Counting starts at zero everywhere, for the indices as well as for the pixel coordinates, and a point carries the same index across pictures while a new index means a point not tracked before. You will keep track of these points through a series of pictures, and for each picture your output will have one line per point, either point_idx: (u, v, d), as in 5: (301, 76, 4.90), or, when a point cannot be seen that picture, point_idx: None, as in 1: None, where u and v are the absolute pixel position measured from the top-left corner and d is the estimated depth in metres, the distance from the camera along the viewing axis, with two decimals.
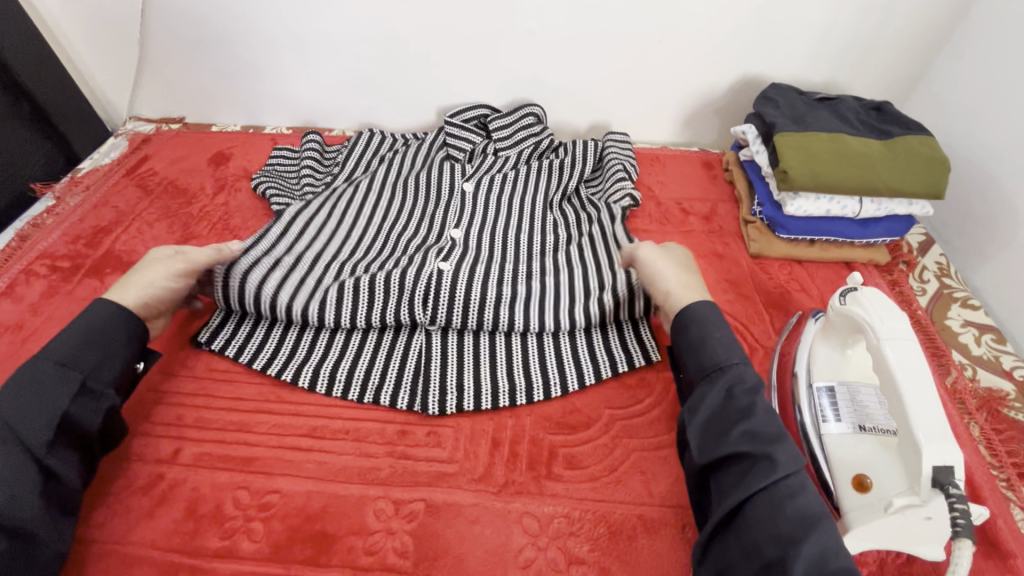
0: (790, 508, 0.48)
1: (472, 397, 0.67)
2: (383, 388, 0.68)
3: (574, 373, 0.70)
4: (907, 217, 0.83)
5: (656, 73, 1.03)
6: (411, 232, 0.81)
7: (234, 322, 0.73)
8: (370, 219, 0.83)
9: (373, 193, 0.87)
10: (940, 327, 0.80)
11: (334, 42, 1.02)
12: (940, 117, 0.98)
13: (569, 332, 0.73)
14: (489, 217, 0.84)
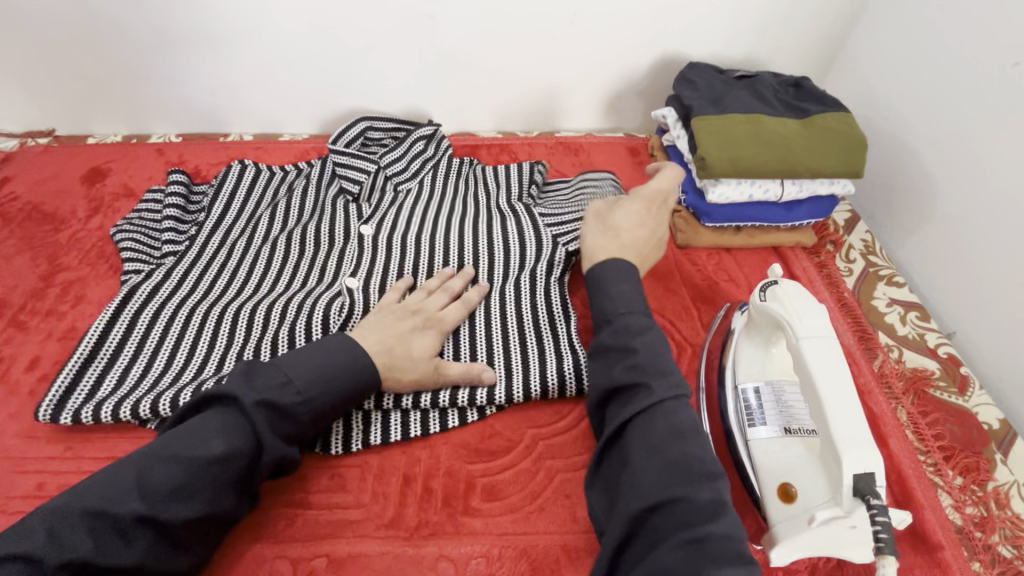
0: (662, 426, 0.46)
1: (380, 427, 0.61)
2: None
3: (490, 386, 0.63)
4: (830, 196, 0.80)
5: (574, 56, 0.98)
6: (304, 283, 0.74)
7: (98, 371, 0.64)
8: (254, 278, 0.74)
9: (255, 247, 0.78)
10: (867, 308, 0.79)
11: (217, 35, 0.92)
12: (860, 90, 0.96)
13: (489, 346, 0.67)
14: (391, 260, 0.76)
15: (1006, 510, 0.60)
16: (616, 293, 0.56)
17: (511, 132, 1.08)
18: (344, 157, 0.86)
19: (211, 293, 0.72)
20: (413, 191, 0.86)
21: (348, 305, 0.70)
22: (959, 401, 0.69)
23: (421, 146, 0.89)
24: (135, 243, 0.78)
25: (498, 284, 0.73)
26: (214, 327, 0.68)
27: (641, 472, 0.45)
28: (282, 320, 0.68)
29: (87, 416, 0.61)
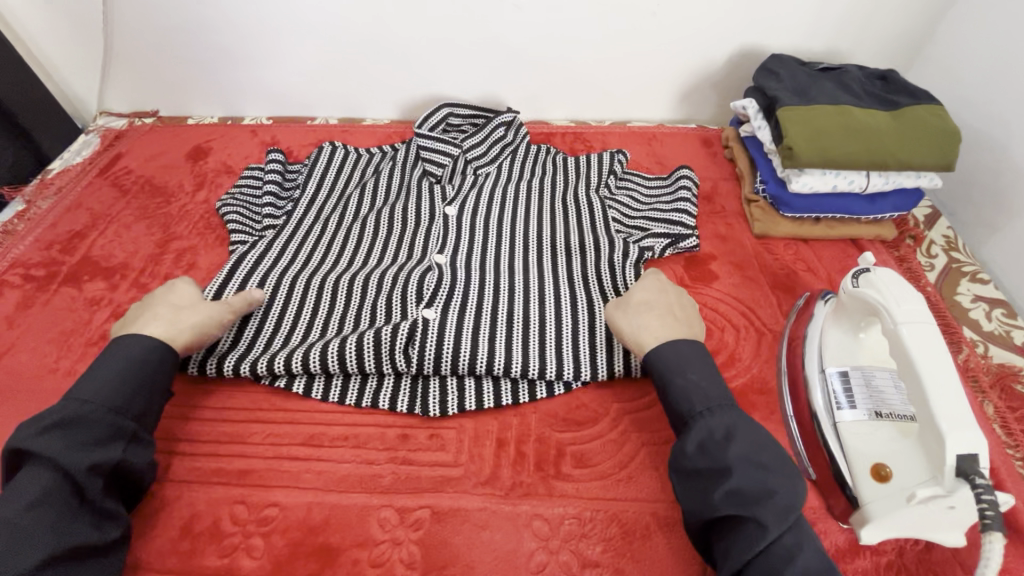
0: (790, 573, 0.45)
1: (474, 393, 0.65)
2: (381, 392, 0.66)
3: (574, 366, 0.66)
4: (915, 190, 0.79)
5: (652, 47, 0.99)
6: (394, 259, 0.78)
7: None
8: (348, 253, 0.78)
9: (345, 225, 0.82)
10: (950, 303, 0.78)
11: (313, 24, 0.97)
12: (946, 85, 0.95)
13: (573, 320, 0.70)
14: (475, 242, 0.79)
15: None
16: (683, 383, 0.56)
17: (583, 122, 1.10)
18: (427, 141, 0.91)
19: (311, 266, 0.76)
20: (492, 175, 0.89)
21: (441, 277, 0.73)
22: None
23: (501, 133, 0.91)
24: (241, 216, 0.83)
25: (578, 263, 0.76)
26: (316, 293, 0.72)
27: (747, 530, 0.48)
28: (380, 289, 0.72)
29: (212, 369, 0.66)
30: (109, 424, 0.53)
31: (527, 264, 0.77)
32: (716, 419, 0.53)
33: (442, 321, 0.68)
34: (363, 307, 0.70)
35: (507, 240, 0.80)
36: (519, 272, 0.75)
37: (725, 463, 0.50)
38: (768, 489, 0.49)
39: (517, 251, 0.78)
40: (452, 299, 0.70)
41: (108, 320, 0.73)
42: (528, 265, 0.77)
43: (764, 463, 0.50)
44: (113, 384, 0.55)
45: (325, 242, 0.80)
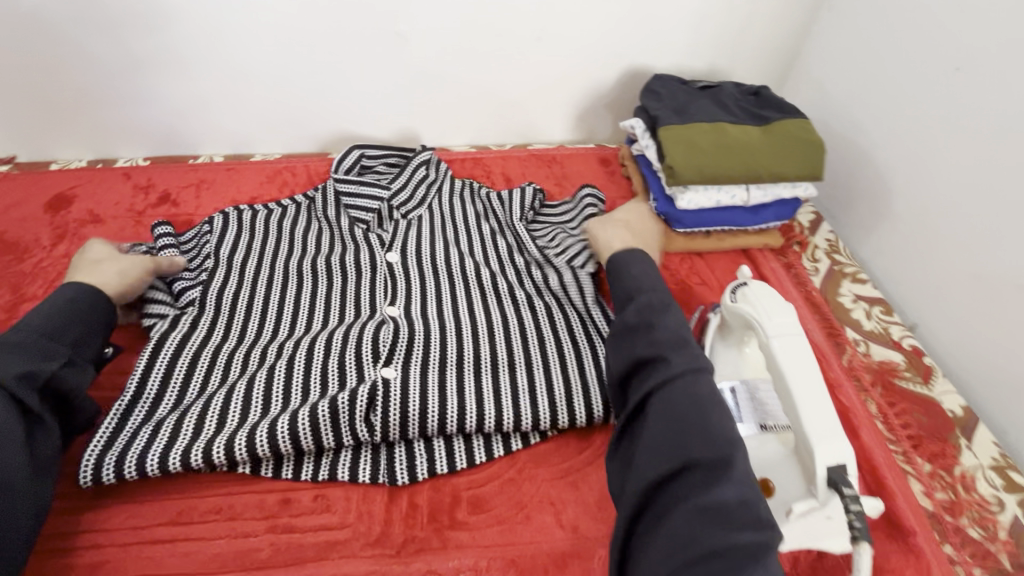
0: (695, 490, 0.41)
1: (426, 458, 0.61)
2: (338, 468, 0.60)
3: (536, 412, 0.63)
4: (793, 200, 0.83)
5: (542, 70, 1.00)
6: (343, 315, 0.73)
7: (133, 422, 0.60)
8: (285, 314, 0.72)
9: (274, 282, 0.75)
10: (833, 304, 0.82)
11: (185, 58, 0.92)
12: (815, 98, 1.01)
13: (529, 369, 0.66)
14: (428, 286, 0.76)
15: (973, 493, 0.62)
16: (628, 274, 0.60)
17: (484, 146, 1.09)
18: (350, 188, 0.86)
19: (244, 338, 0.69)
20: (426, 218, 0.86)
21: (397, 329, 0.69)
22: (924, 390, 0.72)
23: (423, 172, 0.90)
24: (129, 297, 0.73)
25: (524, 309, 0.73)
26: (247, 367, 0.65)
27: (672, 439, 0.44)
28: (327, 349, 0.67)
29: (132, 471, 0.56)
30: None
31: (481, 309, 0.73)
32: (662, 333, 0.51)
33: (404, 376, 0.64)
34: (311, 371, 0.64)
35: (458, 287, 0.76)
36: (475, 319, 0.72)
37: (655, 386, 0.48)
38: (702, 413, 0.45)
39: (468, 296, 0.75)
40: (412, 354, 0.66)
41: None
42: (481, 310, 0.73)
43: (708, 396, 0.47)
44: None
45: (255, 301, 0.73)
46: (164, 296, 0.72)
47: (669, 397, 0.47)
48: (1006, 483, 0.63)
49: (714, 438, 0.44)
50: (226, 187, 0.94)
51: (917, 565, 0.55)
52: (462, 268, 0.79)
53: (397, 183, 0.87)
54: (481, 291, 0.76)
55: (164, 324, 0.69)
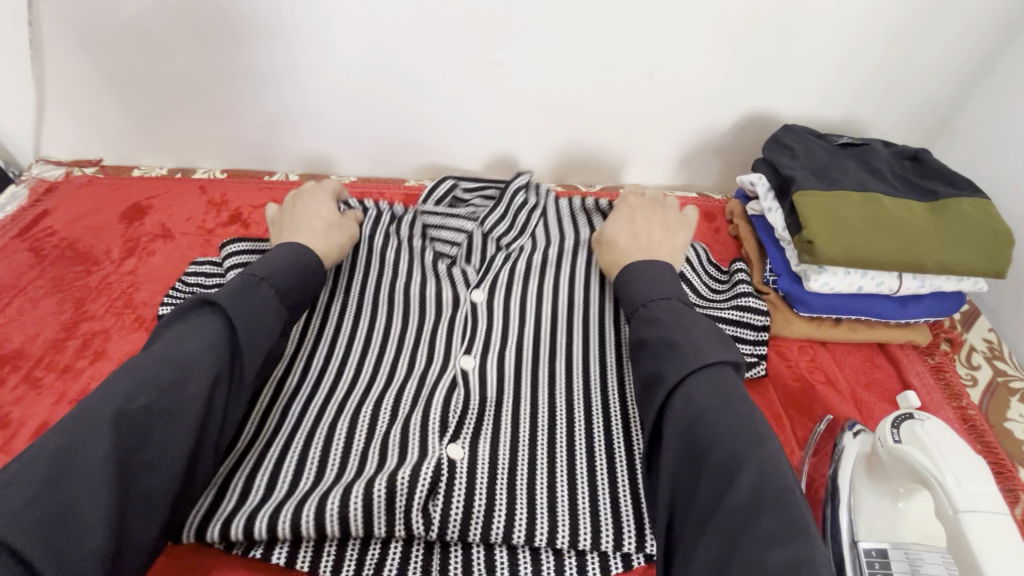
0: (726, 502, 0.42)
1: (484, 568, 0.52)
2: (384, 569, 0.51)
3: (618, 529, 0.53)
4: (955, 295, 0.68)
5: (648, 108, 0.89)
6: (412, 368, 0.65)
7: None
8: (350, 356, 0.66)
9: (343, 319, 0.69)
10: (999, 432, 0.65)
11: (271, 72, 0.87)
12: (979, 162, 0.84)
13: (616, 467, 0.57)
14: (508, 342, 0.68)
15: None
16: (627, 290, 0.61)
17: (572, 185, 0.99)
18: (438, 218, 0.77)
19: (308, 376, 0.63)
20: (522, 258, 0.76)
21: (468, 391, 0.62)
22: None
23: (524, 201, 0.79)
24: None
25: (615, 392, 0.63)
26: (308, 421, 0.59)
27: (690, 457, 0.45)
28: (389, 408, 0.61)
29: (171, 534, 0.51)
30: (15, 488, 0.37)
31: (563, 381, 0.64)
32: (665, 345, 0.52)
33: (472, 458, 0.56)
34: (372, 437, 0.58)
35: (539, 349, 0.68)
36: (555, 391, 0.63)
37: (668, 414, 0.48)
38: (710, 422, 0.46)
39: (549, 357, 0.67)
40: (482, 430, 0.59)
41: None
42: (564, 377, 0.65)
43: (733, 402, 0.47)
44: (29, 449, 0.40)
45: (319, 344, 0.66)
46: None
47: (678, 424, 0.47)
48: None
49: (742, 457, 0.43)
50: None
51: None
52: (547, 319, 0.70)
53: (493, 218, 0.77)
54: (565, 357, 0.67)
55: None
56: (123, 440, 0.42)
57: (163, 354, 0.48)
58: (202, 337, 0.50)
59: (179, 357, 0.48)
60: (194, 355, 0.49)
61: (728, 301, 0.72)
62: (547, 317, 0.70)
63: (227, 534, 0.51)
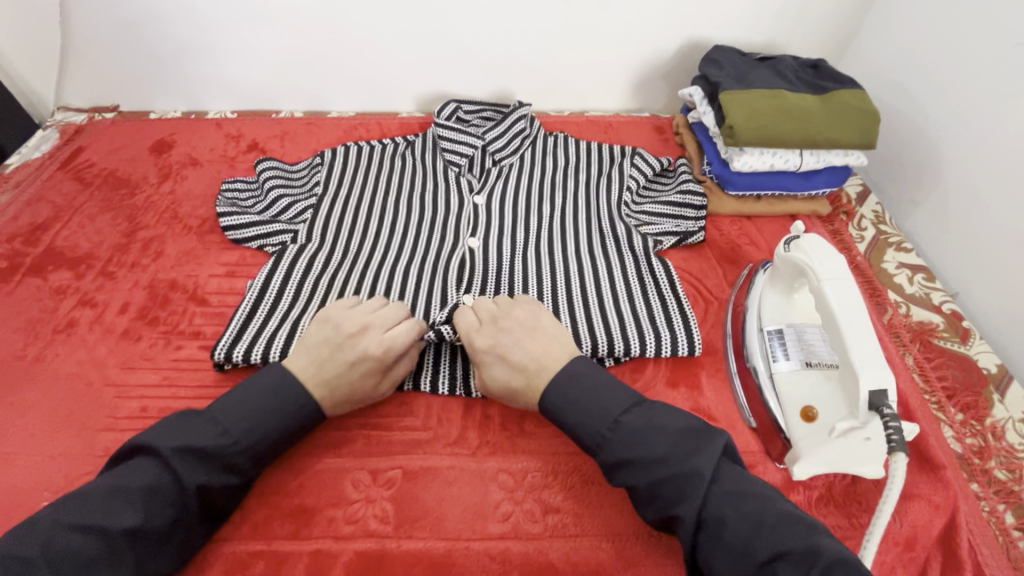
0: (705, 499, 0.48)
1: None
2: (423, 376, 0.67)
3: (598, 342, 0.70)
4: (845, 168, 0.87)
5: (603, 39, 1.04)
6: (430, 245, 0.82)
7: (261, 314, 0.71)
8: (383, 238, 0.83)
9: (376, 215, 0.86)
10: (877, 270, 0.86)
11: (273, 17, 0.99)
12: (871, 72, 1.03)
13: (597, 302, 0.74)
14: (504, 224, 0.85)
15: (1001, 440, 0.67)
16: (570, 425, 0.56)
17: (544, 111, 1.15)
18: (450, 133, 0.95)
19: (350, 250, 0.81)
20: (515, 167, 0.93)
21: (475, 262, 0.80)
22: (961, 349, 0.76)
23: (522, 125, 0.95)
24: (244, 214, 0.83)
25: (592, 254, 0.81)
26: (354, 283, 0.76)
27: (661, 473, 0.50)
28: (415, 274, 0.77)
29: (257, 356, 0.66)
30: (233, 459, 0.53)
31: (550, 252, 0.82)
32: (660, 478, 0.50)
33: None
34: (404, 291, 0.75)
35: (529, 231, 0.84)
36: (544, 257, 0.81)
37: (688, 518, 0.49)
38: (662, 430, 0.52)
39: (538, 236, 0.84)
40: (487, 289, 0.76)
41: (75, 308, 0.74)
42: (551, 248, 0.82)
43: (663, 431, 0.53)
44: (247, 417, 0.55)
45: (354, 236, 0.83)
46: (284, 213, 0.85)
47: (692, 506, 0.48)
48: None
49: (757, 504, 0.47)
50: (308, 139, 1.02)
51: (945, 493, 0.60)
52: (536, 213, 0.87)
53: (493, 132, 0.93)
54: (549, 236, 0.84)
55: (286, 235, 0.82)
56: (153, 491, 0.49)
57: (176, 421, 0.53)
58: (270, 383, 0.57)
59: (187, 425, 0.53)
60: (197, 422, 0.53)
61: (675, 188, 0.91)
62: (536, 210, 0.87)
63: None
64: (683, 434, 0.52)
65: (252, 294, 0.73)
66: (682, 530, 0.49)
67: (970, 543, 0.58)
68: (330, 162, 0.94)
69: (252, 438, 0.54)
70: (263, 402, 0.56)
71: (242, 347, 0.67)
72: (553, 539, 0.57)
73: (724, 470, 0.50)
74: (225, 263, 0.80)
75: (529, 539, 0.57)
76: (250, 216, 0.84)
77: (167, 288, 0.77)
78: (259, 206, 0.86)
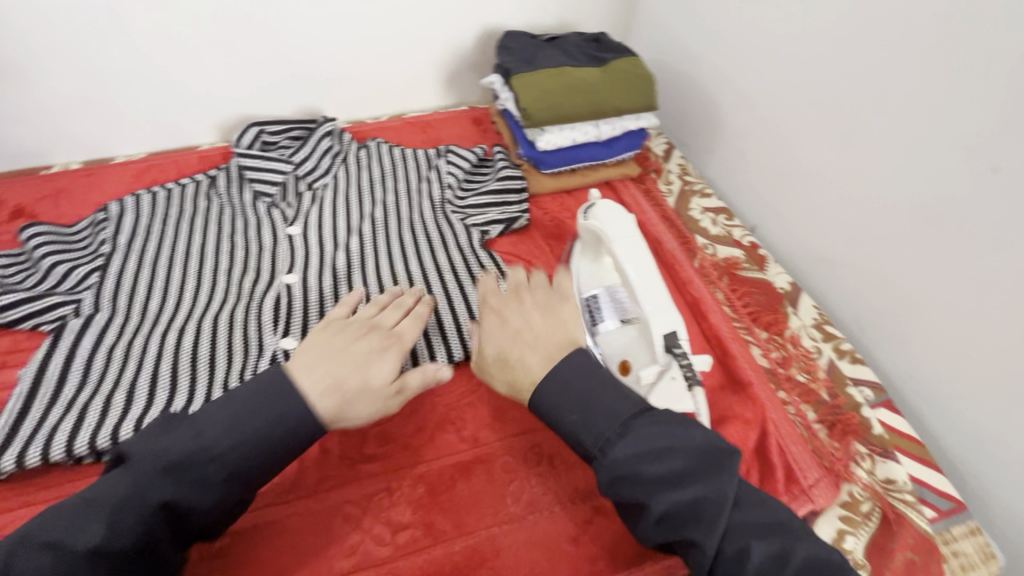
0: (720, 519, 0.46)
1: None
2: None
3: (430, 352, 0.70)
4: (641, 130, 0.93)
5: (399, 38, 1.03)
6: (244, 286, 0.77)
7: (39, 405, 0.62)
8: (188, 291, 0.76)
9: (179, 265, 0.79)
10: (686, 218, 0.93)
11: (10, 61, 0.86)
12: (653, 39, 1.11)
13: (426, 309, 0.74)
14: (323, 251, 0.82)
15: (799, 347, 0.76)
16: (568, 425, 0.51)
17: (360, 121, 1.11)
18: (252, 161, 0.90)
19: (148, 311, 0.73)
20: (328, 187, 0.92)
21: (293, 296, 0.76)
22: (760, 275, 0.85)
23: (328, 143, 0.95)
24: (10, 293, 0.72)
25: (417, 261, 0.81)
26: (157, 348, 0.68)
27: (682, 495, 0.46)
28: (227, 323, 0.72)
29: (35, 457, 0.58)
30: (207, 471, 0.47)
31: (373, 268, 0.80)
32: (686, 500, 0.46)
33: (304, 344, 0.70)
34: (215, 346, 0.69)
35: (349, 252, 0.82)
36: (367, 275, 0.79)
37: (715, 543, 0.45)
38: (676, 436, 0.48)
39: (358, 257, 0.81)
40: (308, 322, 0.73)
41: None
42: (373, 265, 0.80)
43: (676, 435, 0.48)
44: (254, 433, 0.49)
45: (152, 294, 0.75)
46: (62, 281, 0.75)
47: (711, 534, 0.45)
48: (824, 335, 0.77)
49: (769, 530, 0.46)
50: (88, 193, 0.91)
51: (754, 409, 0.67)
52: (356, 232, 0.85)
53: (299, 155, 0.92)
54: (372, 250, 0.82)
55: (67, 307, 0.72)
56: (142, 486, 0.46)
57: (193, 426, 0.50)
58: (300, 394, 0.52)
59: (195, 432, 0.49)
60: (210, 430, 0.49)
61: (493, 176, 0.93)
62: (356, 230, 0.85)
63: (95, 444, 0.59)
64: (698, 451, 0.48)
65: (24, 385, 0.63)
66: (699, 558, 0.46)
67: (781, 445, 0.64)
68: (116, 216, 0.84)
69: (255, 455, 0.49)
70: (224, 441, 0.48)
71: (14, 455, 0.58)
72: (403, 557, 0.55)
73: (744, 490, 0.48)
74: None
75: (378, 564, 0.54)
76: (18, 293, 0.73)
77: None
78: (30, 280, 0.75)
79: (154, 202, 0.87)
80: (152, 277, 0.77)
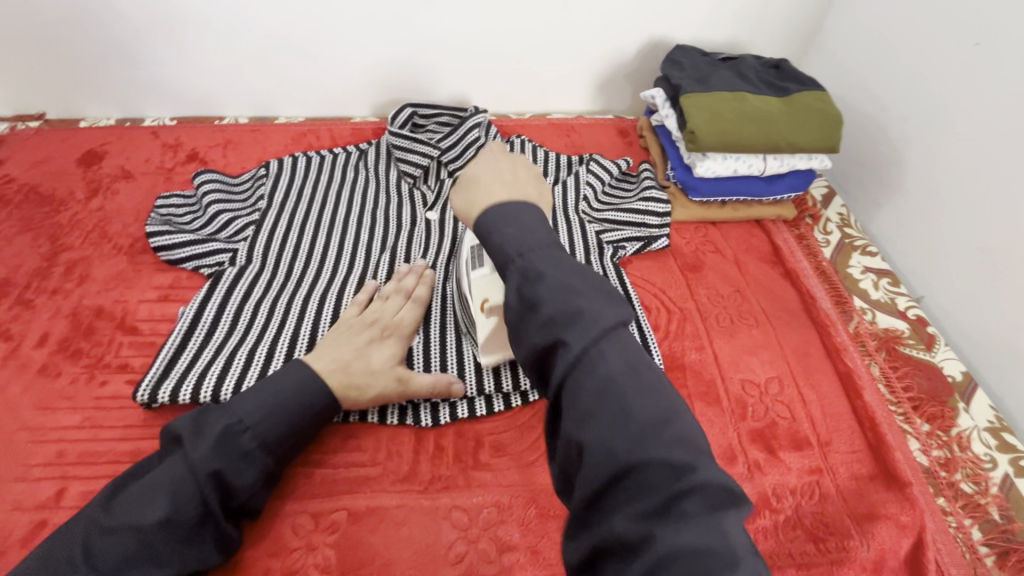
0: (607, 399, 0.35)
1: (448, 409, 0.64)
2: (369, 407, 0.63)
3: None
4: (808, 172, 0.86)
5: (563, 37, 1.00)
6: (379, 264, 0.78)
7: (194, 346, 0.66)
8: (330, 260, 0.78)
9: (325, 232, 0.81)
10: (843, 275, 0.84)
11: (208, 17, 0.92)
12: (835, 73, 1.01)
13: None
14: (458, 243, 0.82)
15: (967, 451, 0.66)
16: (498, 240, 0.44)
17: (504, 115, 1.11)
18: (403, 141, 0.90)
19: (294, 273, 0.76)
20: None
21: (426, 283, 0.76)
22: (926, 356, 0.75)
23: (477, 134, 0.91)
24: (180, 233, 0.77)
25: None
26: (300, 311, 0.71)
27: (577, 433, 0.35)
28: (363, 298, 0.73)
29: (187, 394, 0.61)
30: (242, 442, 0.51)
31: None
32: (564, 313, 0.37)
33: (426, 341, 0.68)
34: None
35: None
36: None
37: (586, 416, 0.34)
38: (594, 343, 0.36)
39: None
40: (433, 318, 0.71)
41: None
42: None
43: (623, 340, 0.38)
44: (189, 488, 0.48)
45: (299, 257, 0.78)
46: (222, 230, 0.79)
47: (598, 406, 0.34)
48: (1000, 443, 0.66)
49: (647, 394, 0.35)
50: (252, 148, 0.96)
51: (912, 512, 0.60)
52: None
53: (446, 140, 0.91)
54: None
55: (224, 254, 0.76)
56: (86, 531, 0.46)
57: (139, 488, 0.49)
58: (172, 469, 0.49)
59: (154, 483, 0.49)
60: (158, 481, 0.49)
61: (637, 194, 0.88)
62: None
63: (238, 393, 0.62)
64: (600, 284, 0.40)
65: (183, 324, 0.67)
66: (581, 437, 0.34)
67: (938, 564, 0.57)
68: (274, 175, 0.88)
69: (193, 499, 0.48)
70: (143, 499, 0.48)
71: (170, 388, 0.61)
72: None
73: (652, 394, 0.35)
74: (158, 287, 0.75)
75: None
76: (187, 234, 0.78)
77: (92, 317, 0.71)
78: (196, 223, 0.80)
79: (310, 167, 0.91)
80: (301, 241, 0.80)
